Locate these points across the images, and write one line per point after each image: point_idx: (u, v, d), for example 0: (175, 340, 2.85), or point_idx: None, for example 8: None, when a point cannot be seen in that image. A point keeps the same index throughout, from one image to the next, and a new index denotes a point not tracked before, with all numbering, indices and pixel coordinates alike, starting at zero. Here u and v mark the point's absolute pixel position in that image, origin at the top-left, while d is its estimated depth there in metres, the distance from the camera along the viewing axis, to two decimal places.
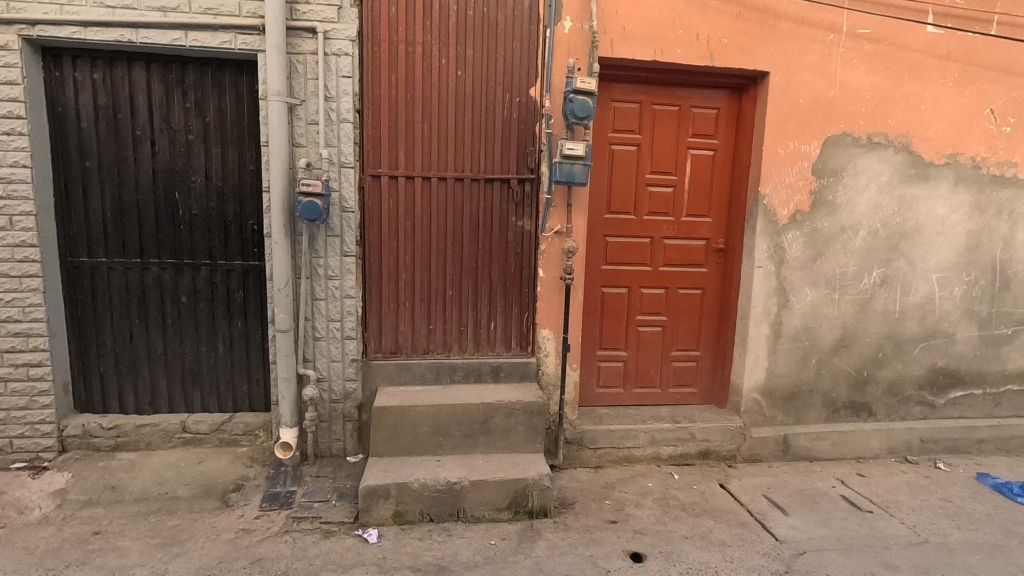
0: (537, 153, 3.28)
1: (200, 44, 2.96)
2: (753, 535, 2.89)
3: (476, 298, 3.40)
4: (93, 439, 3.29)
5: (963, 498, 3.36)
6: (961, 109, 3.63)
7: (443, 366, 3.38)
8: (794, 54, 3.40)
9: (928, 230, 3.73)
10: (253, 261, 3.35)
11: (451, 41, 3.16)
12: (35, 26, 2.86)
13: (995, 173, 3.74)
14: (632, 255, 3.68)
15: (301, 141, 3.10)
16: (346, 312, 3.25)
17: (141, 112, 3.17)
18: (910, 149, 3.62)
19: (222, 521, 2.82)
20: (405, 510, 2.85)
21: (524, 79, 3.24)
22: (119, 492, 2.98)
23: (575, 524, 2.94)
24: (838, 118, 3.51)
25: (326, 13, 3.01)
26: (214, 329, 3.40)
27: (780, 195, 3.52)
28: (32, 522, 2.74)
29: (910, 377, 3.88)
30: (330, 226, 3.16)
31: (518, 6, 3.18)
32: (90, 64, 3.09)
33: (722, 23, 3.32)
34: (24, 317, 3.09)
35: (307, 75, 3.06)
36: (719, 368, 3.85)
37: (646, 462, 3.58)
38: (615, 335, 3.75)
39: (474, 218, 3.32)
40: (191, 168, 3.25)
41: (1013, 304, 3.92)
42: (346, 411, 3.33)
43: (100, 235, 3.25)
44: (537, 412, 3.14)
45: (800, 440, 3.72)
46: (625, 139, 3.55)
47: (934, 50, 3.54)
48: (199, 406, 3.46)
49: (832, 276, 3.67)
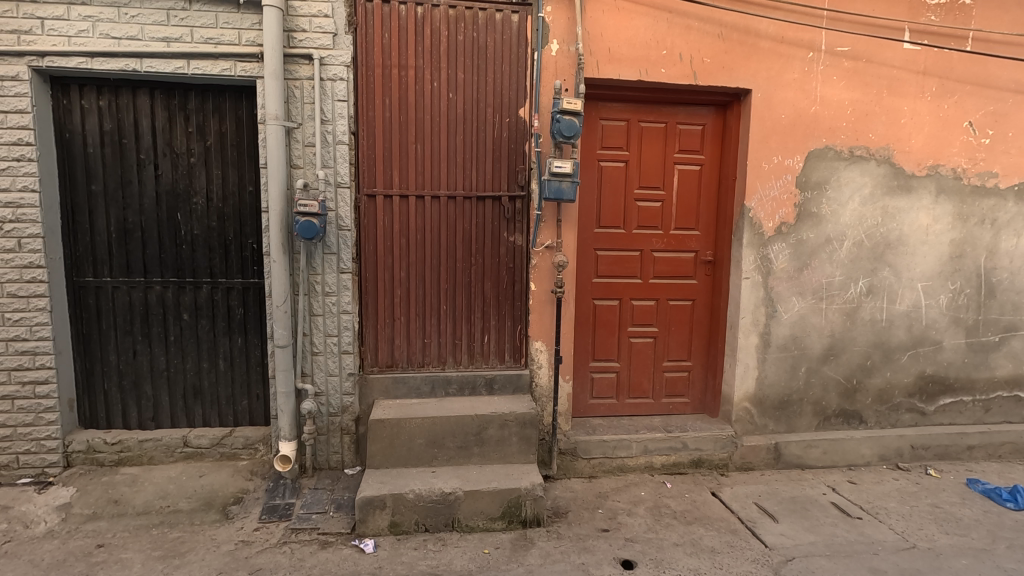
0: (527, 171, 3.39)
1: (202, 72, 3.09)
2: (743, 543, 2.95)
3: (470, 312, 3.50)
4: (97, 453, 3.37)
5: (952, 504, 3.40)
6: (941, 122, 3.73)
7: (437, 378, 3.46)
8: (774, 72, 3.51)
9: (912, 240, 3.81)
10: (253, 278, 3.46)
11: (441, 64, 3.28)
12: (44, 58, 2.99)
13: (976, 184, 3.83)
14: (622, 268, 3.77)
15: (298, 162, 3.21)
16: (343, 327, 3.34)
17: (145, 137, 3.29)
18: (891, 161, 3.71)
19: (222, 533, 2.89)
20: (400, 520, 2.91)
21: (513, 100, 3.36)
22: (122, 505, 3.05)
23: (568, 533, 2.99)
24: (820, 132, 3.61)
25: (322, 40, 3.13)
26: (214, 345, 3.50)
27: (765, 207, 3.61)
28: (38, 536, 2.82)
29: (899, 384, 3.94)
30: (327, 244, 3.26)
31: (507, 29, 3.31)
32: (96, 92, 3.22)
33: (705, 43, 3.43)
34: (31, 336, 3.18)
35: (303, 100, 3.17)
36: (710, 378, 3.93)
37: (639, 471, 3.64)
38: (607, 347, 3.83)
39: (467, 235, 3.43)
40: (193, 189, 3.36)
41: (1000, 311, 3.99)
42: (343, 424, 3.41)
43: (105, 256, 3.35)
44: (530, 422, 3.22)
45: (792, 448, 3.77)
46: (613, 156, 3.65)
47: (912, 66, 3.65)
48: (200, 420, 3.54)
49: (819, 286, 3.75)
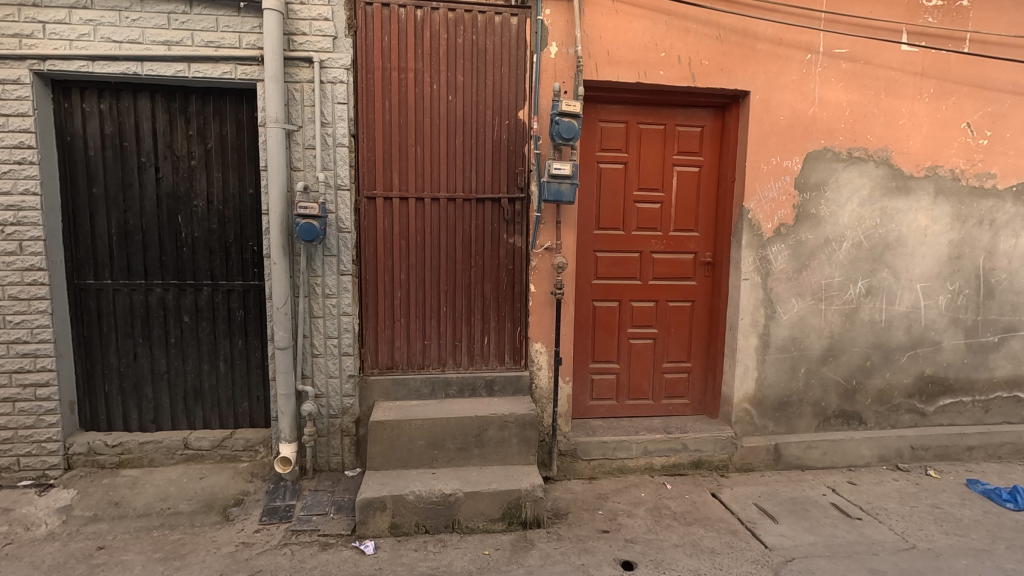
0: (526, 173, 3.40)
1: (203, 75, 3.10)
2: (742, 543, 2.95)
3: (470, 313, 3.51)
4: (98, 456, 3.38)
5: (952, 504, 3.40)
6: (939, 123, 3.74)
7: (437, 380, 3.47)
8: (772, 74, 3.53)
9: (910, 241, 3.82)
10: (253, 281, 3.47)
11: (441, 66, 3.29)
12: (46, 61, 3.01)
13: (974, 184, 3.84)
14: (622, 269, 3.78)
15: (298, 165, 3.22)
16: (343, 329, 3.35)
17: (146, 140, 3.30)
18: (890, 162, 3.73)
19: (222, 535, 2.89)
20: (400, 522, 2.92)
21: (513, 102, 3.37)
22: (123, 507, 3.06)
23: (568, 534, 3.00)
24: (818, 134, 3.63)
25: (322, 43, 3.15)
26: (215, 348, 3.50)
27: (764, 209, 3.62)
28: (39, 538, 2.82)
29: (898, 385, 3.95)
30: (327, 246, 3.27)
31: (506, 32, 3.33)
32: (97, 95, 3.24)
33: (703, 45, 3.45)
34: (32, 338, 3.19)
35: (304, 103, 3.19)
36: (710, 379, 3.93)
37: (639, 472, 3.64)
38: (607, 348, 3.83)
39: (467, 237, 3.44)
40: (193, 192, 3.38)
41: (999, 312, 3.99)
42: (344, 426, 3.42)
43: (106, 258, 3.37)
44: (529, 423, 3.23)
45: (792, 449, 3.78)
46: (613, 158, 3.66)
47: (909, 67, 3.66)
48: (201, 423, 3.55)
49: (817, 287, 3.76)
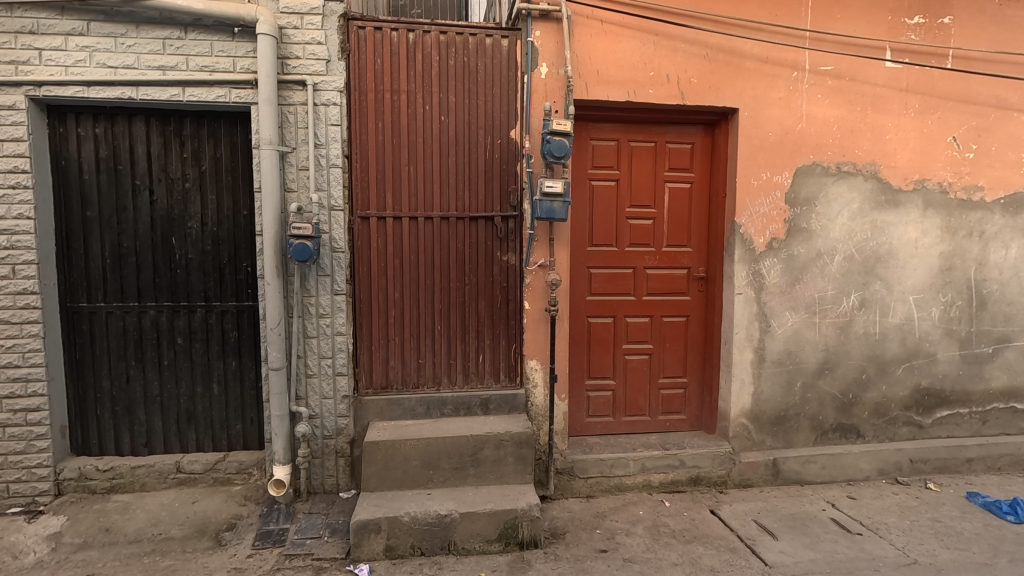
0: (519, 192, 3.43)
1: (197, 99, 3.13)
2: (742, 561, 2.91)
3: (464, 331, 3.50)
4: (89, 481, 3.33)
5: (952, 518, 3.37)
6: (926, 137, 3.80)
7: (433, 399, 3.45)
8: (760, 91, 3.58)
9: (902, 253, 3.85)
10: (247, 302, 3.47)
11: (433, 88, 3.34)
12: (41, 87, 3.04)
13: (963, 197, 3.89)
14: (616, 285, 3.79)
15: (292, 186, 3.25)
16: (337, 348, 3.35)
17: (140, 163, 3.33)
18: (878, 176, 3.77)
19: (214, 561, 2.84)
20: (396, 544, 2.87)
21: (504, 122, 3.42)
22: (114, 534, 3.01)
23: (566, 554, 2.96)
24: (807, 150, 3.67)
25: (315, 66, 3.19)
26: (209, 369, 3.49)
27: (755, 223, 3.64)
28: (27, 567, 2.76)
29: (895, 398, 3.94)
30: (321, 266, 3.28)
31: (497, 53, 3.38)
32: (92, 119, 3.27)
33: (691, 64, 3.50)
34: (23, 363, 3.16)
35: (298, 125, 3.22)
36: (707, 395, 3.92)
37: (637, 489, 3.61)
38: (602, 364, 3.83)
39: (460, 255, 3.45)
40: (188, 214, 3.39)
41: (992, 323, 4.01)
42: (339, 447, 3.40)
43: (99, 281, 3.36)
44: (525, 442, 3.20)
45: (789, 463, 3.76)
46: (604, 176, 3.70)
47: (893, 83, 3.72)
48: (194, 446, 3.52)
49: (811, 300, 3.77)
